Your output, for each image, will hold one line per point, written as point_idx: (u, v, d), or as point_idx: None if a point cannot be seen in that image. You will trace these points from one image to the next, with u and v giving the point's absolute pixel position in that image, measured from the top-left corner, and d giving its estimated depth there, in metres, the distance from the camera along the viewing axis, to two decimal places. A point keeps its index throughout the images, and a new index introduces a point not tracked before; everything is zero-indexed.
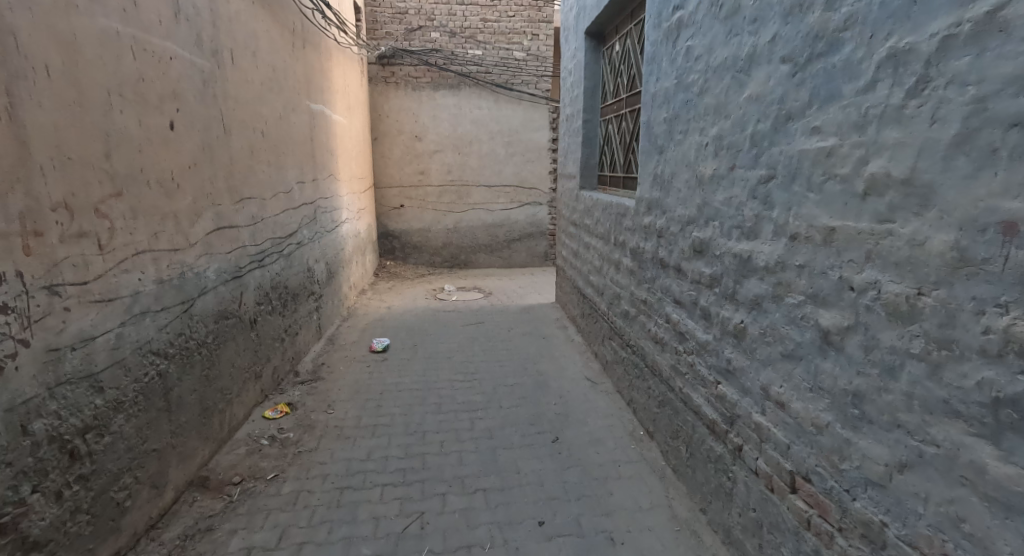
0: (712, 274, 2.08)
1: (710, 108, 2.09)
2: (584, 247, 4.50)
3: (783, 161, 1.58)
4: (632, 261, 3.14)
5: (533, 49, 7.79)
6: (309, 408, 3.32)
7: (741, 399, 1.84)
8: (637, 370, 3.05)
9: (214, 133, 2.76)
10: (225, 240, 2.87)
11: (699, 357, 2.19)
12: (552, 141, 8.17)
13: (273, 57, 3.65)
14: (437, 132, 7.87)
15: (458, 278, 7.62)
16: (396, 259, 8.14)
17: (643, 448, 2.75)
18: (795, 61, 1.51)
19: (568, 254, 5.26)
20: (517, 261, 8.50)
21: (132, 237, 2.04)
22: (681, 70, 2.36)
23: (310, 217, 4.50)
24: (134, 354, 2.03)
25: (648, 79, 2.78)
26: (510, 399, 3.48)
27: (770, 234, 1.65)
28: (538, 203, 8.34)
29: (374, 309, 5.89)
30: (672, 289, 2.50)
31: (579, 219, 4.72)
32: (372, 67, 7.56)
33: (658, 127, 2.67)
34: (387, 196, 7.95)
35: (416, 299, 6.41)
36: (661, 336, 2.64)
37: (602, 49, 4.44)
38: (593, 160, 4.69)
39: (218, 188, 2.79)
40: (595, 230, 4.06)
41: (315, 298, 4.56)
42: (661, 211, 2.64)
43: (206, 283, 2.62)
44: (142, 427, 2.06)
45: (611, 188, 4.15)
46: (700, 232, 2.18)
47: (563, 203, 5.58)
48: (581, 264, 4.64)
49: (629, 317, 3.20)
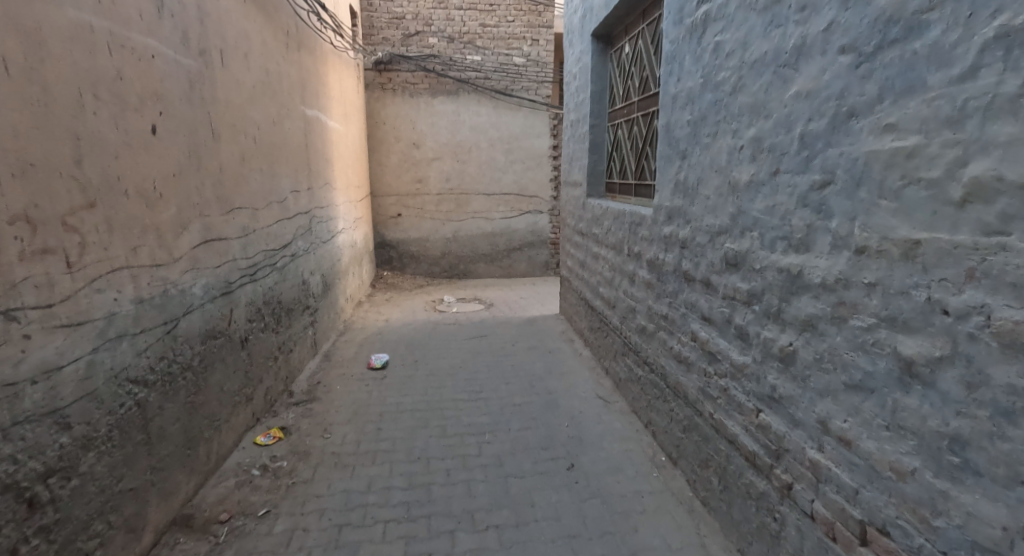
0: (750, 290, 1.89)
1: (744, 108, 1.91)
2: (592, 257, 4.31)
3: (844, 164, 1.40)
4: (649, 274, 2.95)
5: (534, 55, 7.65)
6: (304, 433, 3.09)
7: (791, 432, 1.64)
8: (656, 390, 2.86)
9: (202, 138, 2.56)
10: (213, 253, 2.65)
11: (734, 382, 2.00)
12: (552, 148, 8.01)
13: (266, 59, 3.46)
14: (435, 139, 7.70)
15: (457, 289, 7.41)
16: (393, 269, 7.94)
17: (666, 477, 2.55)
18: (859, 51, 1.34)
19: (573, 264, 5.07)
20: (518, 271, 8.30)
21: (106, 252, 1.83)
22: (707, 68, 2.19)
23: (304, 227, 4.29)
24: (108, 385, 1.80)
25: (667, 80, 2.61)
26: (519, 420, 3.26)
27: (828, 247, 1.47)
28: (539, 211, 8.16)
29: (371, 322, 5.66)
30: (699, 304, 2.31)
31: (586, 229, 4.53)
32: (369, 73, 7.39)
33: (680, 131, 2.49)
34: (384, 205, 7.75)
35: (415, 311, 6.19)
36: (686, 355, 2.45)
37: (610, 51, 4.28)
38: (600, 166, 4.52)
39: (205, 197, 2.59)
40: (606, 239, 3.88)
41: (310, 312, 4.33)
42: (684, 220, 2.46)
43: (191, 301, 2.41)
44: (117, 465, 1.84)
45: (622, 196, 3.97)
46: (735, 243, 1.99)
47: (568, 212, 5.40)
48: (589, 275, 4.45)
49: (646, 333, 3.01)
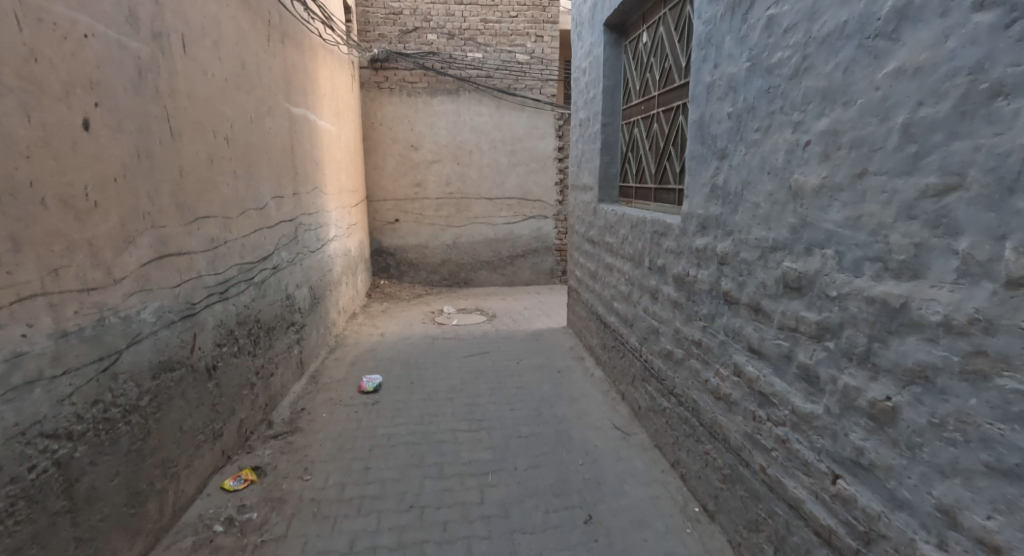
0: (820, 322, 1.51)
1: (811, 94, 1.53)
2: (605, 269, 3.93)
3: (982, 162, 1.02)
4: (677, 291, 2.57)
5: (537, 52, 7.28)
6: (280, 474, 2.70)
7: (889, 515, 1.26)
8: (686, 427, 2.47)
9: (156, 137, 2.19)
10: (171, 270, 2.27)
11: (796, 433, 1.61)
12: (557, 150, 7.64)
13: (242, 49, 3.09)
14: (435, 141, 7.34)
15: (458, 299, 7.02)
16: (390, 278, 7.56)
17: (702, 534, 2.16)
18: (1010, 4, 0.96)
19: (583, 275, 4.69)
20: (521, 278, 7.91)
21: (12, 277, 1.45)
22: (757, 48, 1.82)
23: (289, 237, 3.92)
24: (9, 446, 1.43)
25: (702, 68, 2.24)
26: (527, 458, 2.87)
27: (952, 276, 1.09)
28: (543, 216, 7.78)
29: (364, 337, 5.28)
30: (745, 333, 1.93)
31: (598, 237, 4.15)
32: (364, 72, 7.04)
33: (719, 125, 2.11)
34: (380, 210, 7.39)
35: (412, 324, 5.81)
36: (726, 392, 2.06)
37: (624, 42, 3.91)
38: (613, 168, 4.15)
39: (161, 205, 2.21)
40: (622, 249, 3.50)
41: (295, 330, 3.96)
42: (725, 231, 2.08)
43: (139, 329, 2.03)
44: (23, 547, 1.46)
45: (639, 202, 3.59)
46: (796, 262, 1.61)
47: (576, 218, 5.02)
48: (602, 288, 4.06)
49: (673, 360, 2.62)
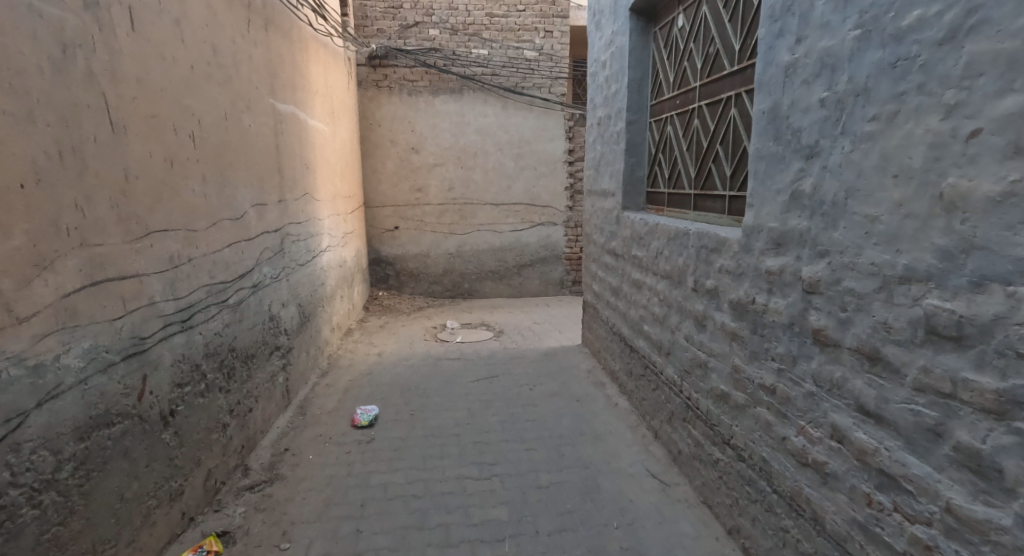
0: (1001, 391, 1.04)
1: (985, 63, 1.07)
2: (633, 286, 3.47)
3: None
4: (737, 321, 2.10)
5: (546, 48, 6.85)
6: (253, 542, 2.23)
7: None
8: (750, 491, 2.01)
9: (90, 133, 1.73)
10: (110, 299, 1.81)
11: (954, 543, 1.15)
12: (567, 153, 7.19)
13: (213, 31, 2.64)
14: (437, 144, 6.89)
15: (461, 312, 6.56)
16: (390, 289, 7.11)
17: None
18: None
19: (602, 290, 4.23)
20: (529, 289, 7.44)
21: None
22: (873, 9, 1.36)
23: (274, 249, 3.47)
24: None
25: (777, 45, 1.79)
26: (550, 518, 2.41)
27: None
28: (552, 223, 7.32)
29: (360, 357, 4.82)
30: (851, 388, 1.47)
31: (623, 249, 3.69)
32: (362, 69, 6.60)
33: (805, 115, 1.66)
34: (379, 216, 6.94)
35: (413, 342, 5.35)
36: (819, 460, 1.60)
37: (653, 29, 3.47)
38: (639, 172, 3.70)
39: (96, 218, 1.75)
40: (655, 265, 3.04)
41: (279, 355, 3.51)
42: (814, 251, 1.62)
43: (58, 380, 1.56)
44: None
45: (674, 211, 3.14)
46: (950, 302, 1.15)
47: (593, 226, 4.56)
48: (628, 307, 3.60)
49: (730, 404, 2.16)
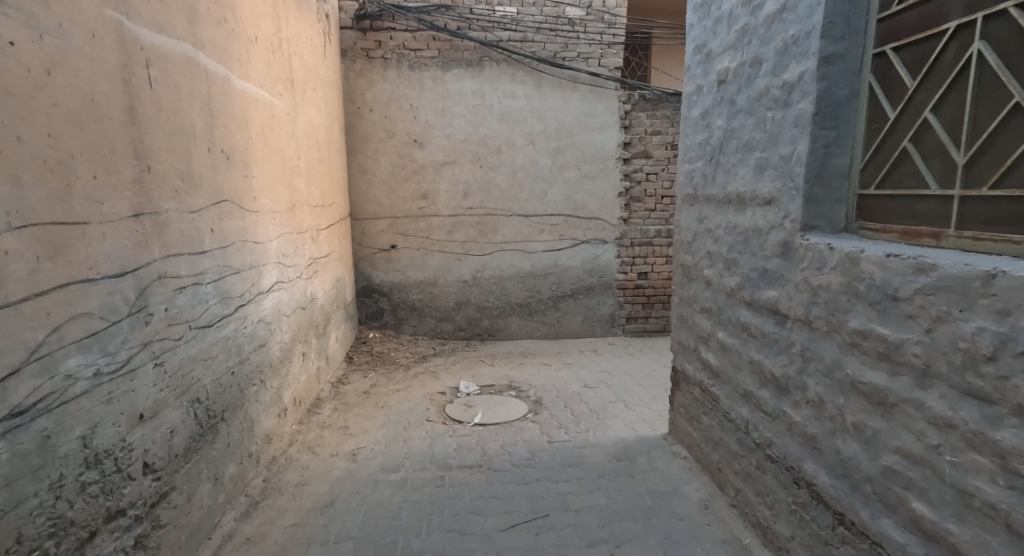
0: None
1: None
2: (856, 396, 1.66)
3: None
4: None
5: (595, 4, 5.12)
6: None
7: None
8: None
9: None
10: None
11: None
12: (622, 146, 5.38)
13: None
14: (447, 135, 5.14)
15: (479, 366, 4.75)
16: (383, 329, 5.34)
17: None
18: None
19: (739, 371, 2.42)
20: (569, 329, 5.60)
21: None
22: None
23: (106, 313, 1.71)
24: None
25: None
26: None
27: None
28: (600, 241, 5.50)
29: (322, 462, 3.03)
30: None
31: (809, 312, 1.89)
32: (347, 34, 4.91)
33: None
34: (371, 231, 5.21)
35: (409, 426, 3.54)
36: None
37: None
38: (838, 162, 1.91)
39: None
40: (983, 381, 1.23)
41: (120, 526, 1.74)
42: None
43: None
44: None
45: (1006, 240, 1.32)
46: None
47: (704, 256, 2.76)
48: (833, 433, 1.78)
49: None
